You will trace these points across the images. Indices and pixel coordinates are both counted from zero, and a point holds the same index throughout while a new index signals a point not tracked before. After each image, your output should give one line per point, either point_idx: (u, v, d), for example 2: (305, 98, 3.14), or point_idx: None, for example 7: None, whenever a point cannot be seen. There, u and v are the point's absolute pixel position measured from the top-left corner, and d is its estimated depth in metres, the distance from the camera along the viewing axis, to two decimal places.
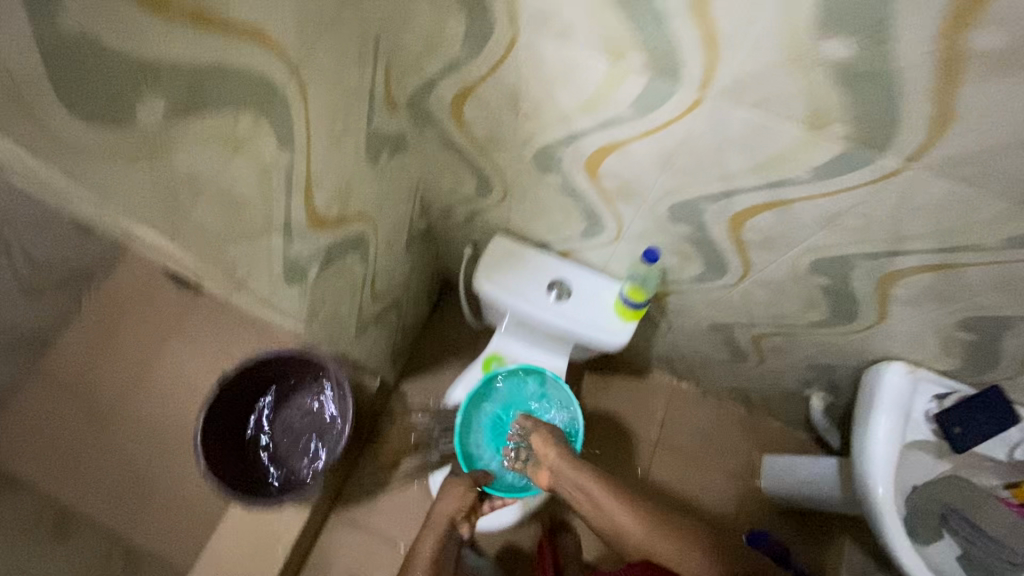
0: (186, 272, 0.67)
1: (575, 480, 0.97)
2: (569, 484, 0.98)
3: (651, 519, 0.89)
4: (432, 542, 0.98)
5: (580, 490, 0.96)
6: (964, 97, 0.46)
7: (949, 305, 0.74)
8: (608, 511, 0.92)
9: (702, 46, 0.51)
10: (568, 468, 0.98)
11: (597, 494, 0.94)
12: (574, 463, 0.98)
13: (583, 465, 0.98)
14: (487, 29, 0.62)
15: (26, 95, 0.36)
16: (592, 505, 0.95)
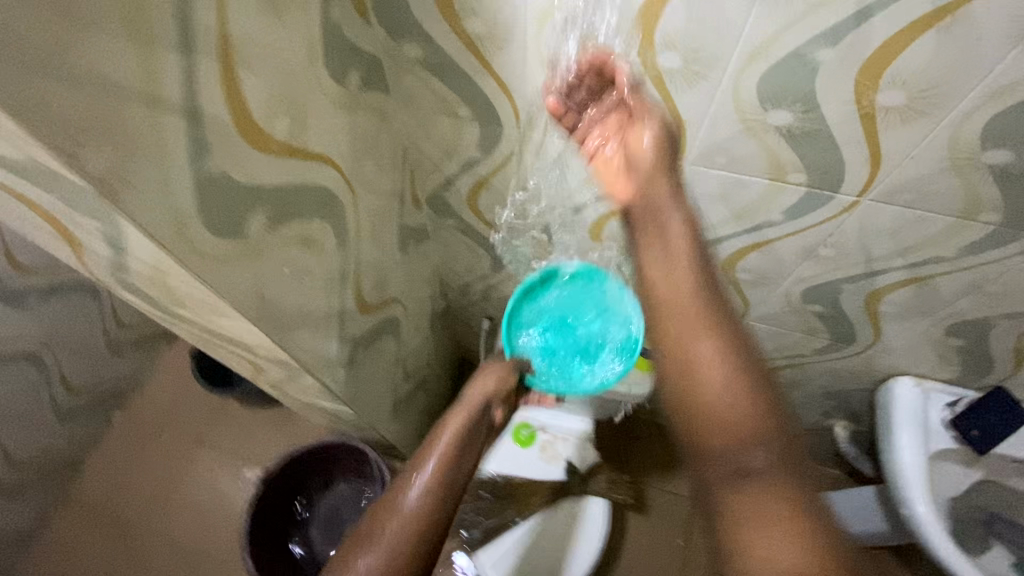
0: (248, 362, 0.74)
1: (660, 279, 0.56)
2: (645, 285, 0.58)
3: (749, 375, 0.49)
4: (442, 449, 0.65)
5: (658, 294, 0.56)
6: (890, 141, 0.57)
7: (932, 316, 0.82)
8: (682, 334, 0.52)
9: (674, 125, 0.64)
10: (658, 263, 0.57)
11: (679, 304, 0.54)
12: (666, 260, 0.57)
13: (686, 266, 0.56)
14: (495, 134, 0.75)
15: (186, 232, 0.44)
16: (671, 316, 0.54)
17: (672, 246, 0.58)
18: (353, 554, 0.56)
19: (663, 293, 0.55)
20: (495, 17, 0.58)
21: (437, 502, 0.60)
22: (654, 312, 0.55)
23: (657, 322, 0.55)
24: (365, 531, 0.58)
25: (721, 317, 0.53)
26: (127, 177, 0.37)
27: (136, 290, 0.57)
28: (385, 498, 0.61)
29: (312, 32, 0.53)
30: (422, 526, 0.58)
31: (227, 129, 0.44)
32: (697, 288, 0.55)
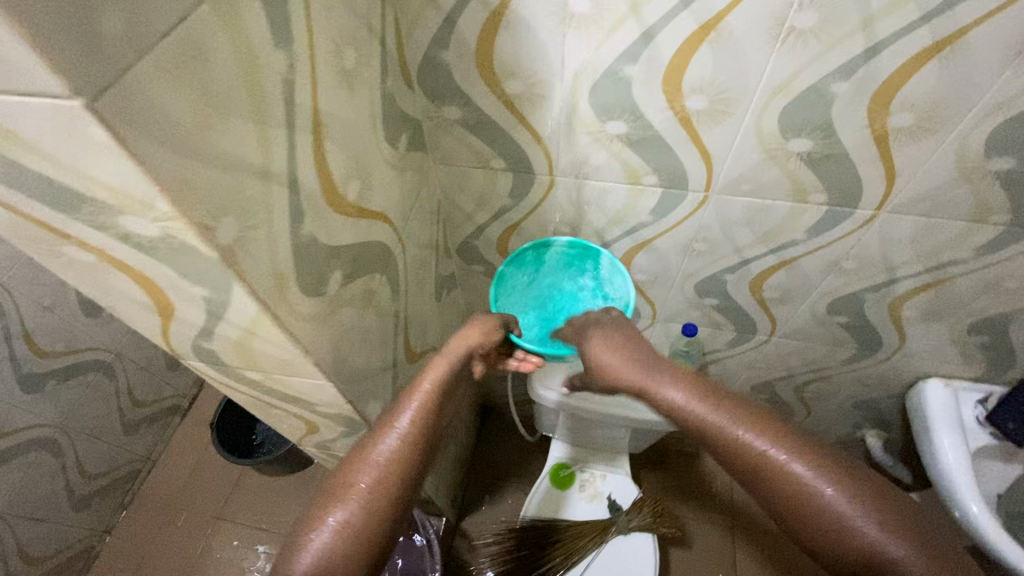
0: (302, 422, 0.74)
1: (750, 447, 0.56)
2: (733, 457, 0.57)
3: (889, 522, 0.50)
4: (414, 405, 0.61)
5: (753, 466, 0.56)
6: (902, 156, 0.63)
7: (952, 317, 0.87)
8: (801, 501, 0.53)
9: (701, 159, 0.69)
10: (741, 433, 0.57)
11: (782, 470, 0.54)
12: (746, 427, 0.57)
13: (766, 425, 0.57)
14: (528, 182, 0.80)
15: (284, 291, 0.46)
16: (780, 485, 0.54)
17: (744, 412, 0.58)
18: (318, 513, 0.54)
19: (759, 462, 0.55)
20: (532, 77, 0.64)
21: (401, 461, 0.57)
22: (758, 483, 0.55)
23: (767, 494, 0.55)
24: (333, 490, 0.55)
25: (824, 465, 0.54)
26: (246, 243, 0.40)
27: (210, 358, 0.58)
28: (353, 461, 0.57)
29: (373, 102, 0.57)
30: (388, 487, 0.55)
31: (315, 194, 0.48)
32: (789, 445, 0.55)
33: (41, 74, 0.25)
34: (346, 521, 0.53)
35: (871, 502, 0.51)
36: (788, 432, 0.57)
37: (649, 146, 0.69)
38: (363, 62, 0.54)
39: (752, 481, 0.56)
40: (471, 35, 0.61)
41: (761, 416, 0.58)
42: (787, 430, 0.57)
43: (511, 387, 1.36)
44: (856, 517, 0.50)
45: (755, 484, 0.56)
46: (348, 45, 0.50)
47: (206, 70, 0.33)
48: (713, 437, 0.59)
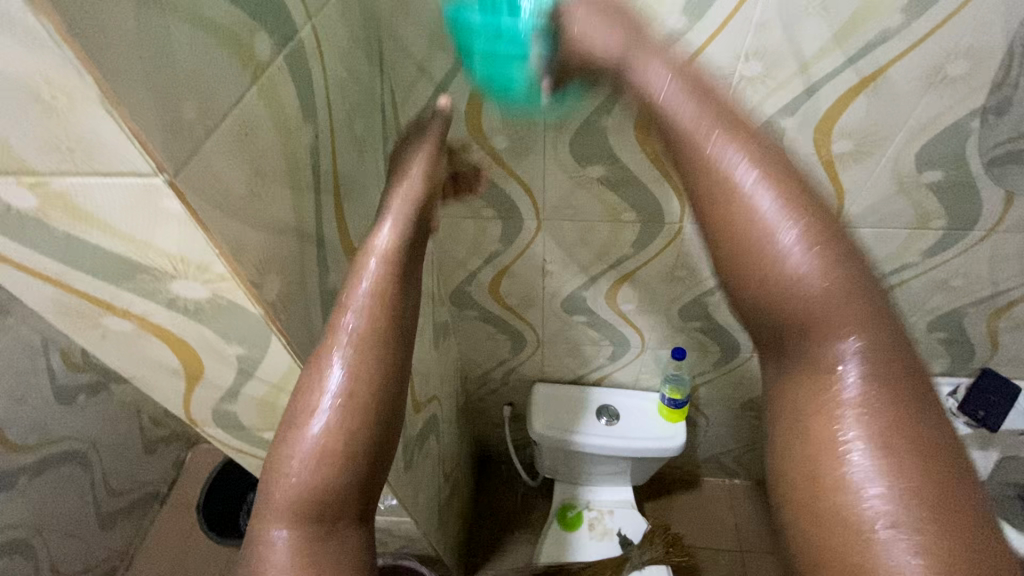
0: None
1: (720, 167, 0.40)
2: (691, 178, 0.42)
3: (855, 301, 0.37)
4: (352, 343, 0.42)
5: (718, 189, 0.40)
6: (848, 177, 0.72)
7: (912, 317, 0.94)
8: (750, 250, 0.38)
9: (674, 193, 0.76)
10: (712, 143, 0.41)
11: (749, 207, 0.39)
12: (720, 142, 0.41)
13: (755, 150, 0.40)
14: (517, 226, 0.85)
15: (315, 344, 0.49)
16: (740, 223, 0.39)
17: (727, 123, 0.41)
18: (260, 532, 0.40)
19: (728, 188, 0.40)
20: (517, 133, 0.71)
21: (346, 451, 0.40)
22: (710, 219, 0.40)
23: (712, 231, 0.40)
24: (266, 499, 0.40)
25: (803, 215, 0.38)
26: (284, 299, 0.43)
27: (229, 421, 0.58)
28: (275, 457, 0.41)
29: (377, 163, 0.62)
30: (342, 488, 0.40)
31: (337, 251, 0.51)
32: (772, 177, 0.39)
33: (132, 157, 0.28)
34: (298, 543, 0.39)
35: (844, 271, 0.37)
36: (783, 167, 0.40)
37: (626, 186, 0.76)
38: (368, 128, 0.59)
39: (702, 218, 0.41)
40: (461, 99, 0.67)
41: (752, 138, 0.41)
42: (781, 165, 0.40)
43: (509, 432, 1.35)
44: (813, 284, 0.37)
45: (706, 219, 0.41)
46: (357, 115, 0.56)
47: (255, 145, 0.37)
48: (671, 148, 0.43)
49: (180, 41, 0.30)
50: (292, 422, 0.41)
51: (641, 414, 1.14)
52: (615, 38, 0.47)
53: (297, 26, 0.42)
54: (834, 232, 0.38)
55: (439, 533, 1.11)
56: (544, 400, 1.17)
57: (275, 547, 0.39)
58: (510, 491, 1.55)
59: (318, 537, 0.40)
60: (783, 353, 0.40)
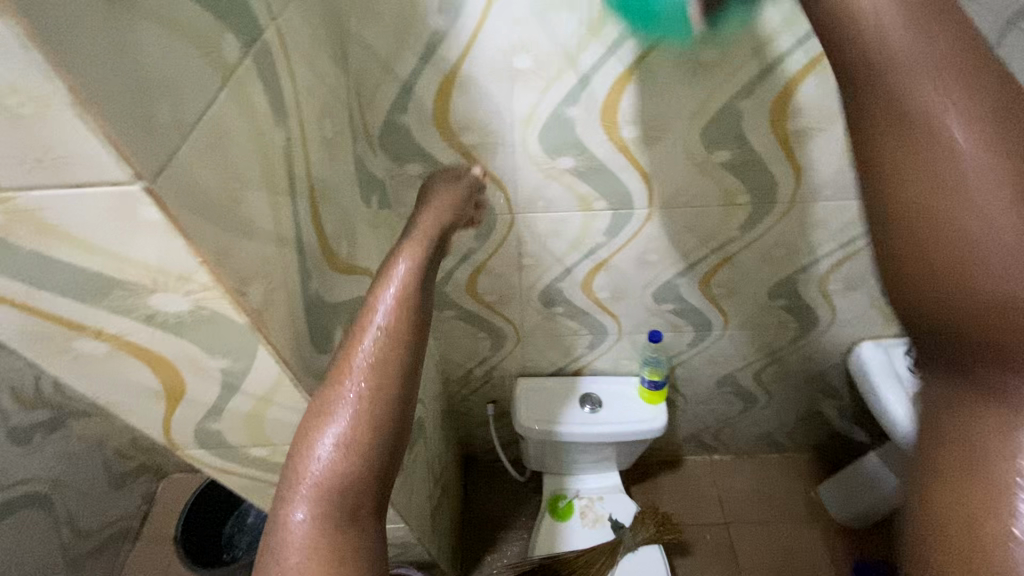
0: None
1: (940, 122, 0.31)
2: (879, 130, 0.33)
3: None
4: (378, 342, 0.45)
5: (920, 148, 0.32)
6: (802, 153, 0.75)
7: (868, 285, 0.99)
8: (952, 230, 0.31)
9: (642, 179, 0.78)
10: (924, 82, 0.31)
11: (964, 179, 0.31)
12: (935, 90, 0.31)
13: (980, 99, 0.31)
14: (490, 222, 0.85)
15: (301, 350, 0.48)
16: (942, 201, 0.31)
17: (955, 62, 0.31)
18: (282, 517, 0.42)
19: (941, 151, 0.31)
20: (486, 129, 0.71)
21: (366, 442, 0.42)
22: (900, 186, 0.33)
23: (893, 193, 0.33)
24: (291, 484, 0.43)
25: None
26: (269, 307, 0.42)
27: (213, 440, 0.56)
28: (303, 444, 0.43)
29: (347, 165, 0.61)
30: (362, 476, 0.42)
31: (317, 256, 0.51)
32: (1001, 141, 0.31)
33: (106, 166, 0.28)
34: (315, 528, 0.41)
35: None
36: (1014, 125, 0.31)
37: (596, 175, 0.78)
38: (337, 131, 0.58)
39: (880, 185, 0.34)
40: (428, 98, 0.67)
41: (979, 82, 0.31)
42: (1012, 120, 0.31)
43: (494, 430, 1.35)
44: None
45: (887, 185, 0.33)
46: (326, 118, 0.55)
47: (229, 150, 0.36)
48: (857, 87, 0.34)
49: (148, 43, 0.29)
50: (319, 413, 0.43)
51: (622, 398, 1.16)
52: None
53: (261, 26, 0.41)
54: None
55: (433, 537, 1.11)
56: (531, 392, 1.18)
57: (295, 530, 0.41)
58: (499, 489, 1.55)
59: (333, 524, 0.41)
60: (960, 361, 0.34)
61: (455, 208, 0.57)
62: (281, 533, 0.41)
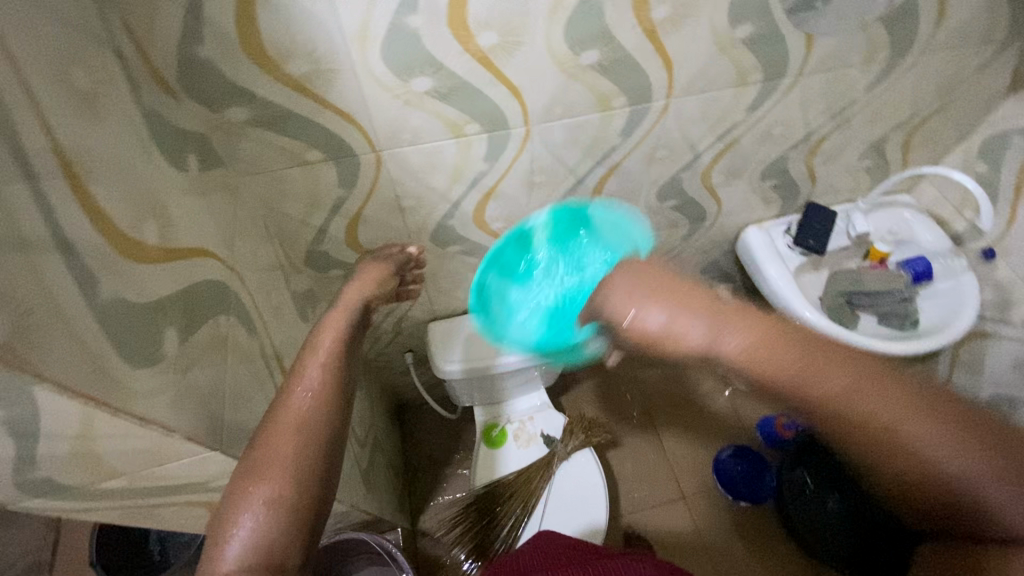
0: (200, 509, 0.63)
1: (900, 432, 0.40)
2: (848, 439, 0.42)
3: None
4: (310, 394, 0.50)
5: (905, 459, 0.40)
6: (671, 45, 0.70)
7: (747, 174, 1.00)
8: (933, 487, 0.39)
9: (511, 93, 0.70)
10: (895, 422, 0.40)
11: (933, 465, 0.39)
12: (878, 395, 0.41)
13: (905, 387, 0.41)
14: (353, 165, 0.74)
15: (106, 369, 0.39)
16: (933, 488, 0.39)
17: (880, 375, 0.42)
18: (212, 565, 0.42)
19: (921, 469, 0.39)
20: (315, 53, 0.59)
21: (297, 493, 0.45)
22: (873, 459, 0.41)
23: (887, 467, 0.41)
24: (217, 539, 0.43)
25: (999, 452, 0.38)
26: (33, 342, 0.33)
27: (48, 491, 0.46)
28: (233, 496, 0.44)
29: (127, 123, 0.48)
30: (292, 521, 0.44)
31: (102, 250, 0.40)
32: (948, 426, 0.39)
33: None
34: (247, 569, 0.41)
35: None
36: (954, 405, 0.40)
37: (460, 95, 0.68)
38: (99, 81, 0.45)
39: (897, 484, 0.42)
40: (226, 21, 0.53)
41: (899, 385, 0.41)
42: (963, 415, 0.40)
43: (416, 376, 1.31)
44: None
45: (897, 483, 0.41)
46: (69, 63, 0.41)
47: None
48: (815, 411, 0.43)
49: None
50: (253, 464, 0.45)
51: None
52: (696, 327, 0.47)
53: None
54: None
55: (372, 496, 1.08)
56: (449, 334, 1.12)
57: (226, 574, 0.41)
58: (435, 431, 1.55)
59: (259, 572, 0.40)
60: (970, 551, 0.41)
61: (380, 278, 0.68)
62: (219, 555, 0.42)
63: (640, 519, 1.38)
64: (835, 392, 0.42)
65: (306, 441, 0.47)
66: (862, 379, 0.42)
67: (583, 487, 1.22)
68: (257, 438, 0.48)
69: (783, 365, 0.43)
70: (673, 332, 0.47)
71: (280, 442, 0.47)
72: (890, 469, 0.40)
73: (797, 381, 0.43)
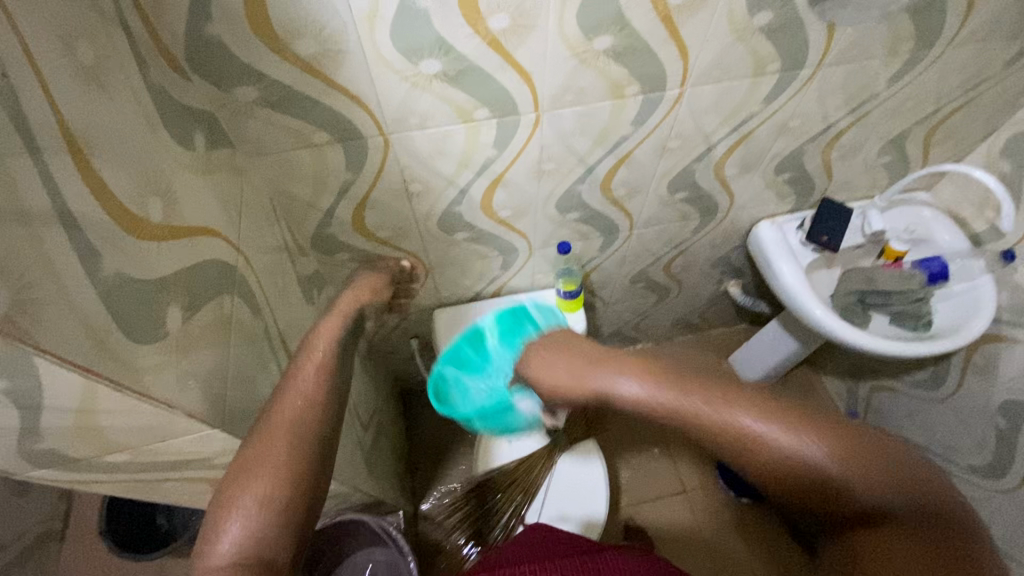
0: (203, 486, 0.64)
1: (735, 423, 0.48)
2: (711, 444, 0.50)
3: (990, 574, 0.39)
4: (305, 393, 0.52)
5: (749, 451, 0.47)
6: (687, 32, 0.69)
7: (761, 168, 0.98)
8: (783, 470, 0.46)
9: (521, 78, 0.69)
10: (733, 419, 0.49)
11: (771, 448, 0.46)
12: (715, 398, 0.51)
13: (739, 390, 0.51)
14: (360, 149, 0.74)
15: (108, 344, 0.39)
16: (781, 473, 0.46)
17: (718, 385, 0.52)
18: (203, 558, 0.42)
19: (783, 460, 0.46)
20: (324, 34, 0.58)
21: (291, 492, 0.45)
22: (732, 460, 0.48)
23: (740, 463, 0.48)
24: (209, 533, 0.43)
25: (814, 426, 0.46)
26: (34, 317, 0.33)
27: (53, 463, 0.47)
28: (225, 493, 0.44)
29: (133, 99, 0.48)
30: (286, 519, 0.44)
31: (106, 226, 0.40)
32: (771, 413, 0.48)
33: None
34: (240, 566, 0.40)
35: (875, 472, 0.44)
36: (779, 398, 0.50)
37: (469, 79, 0.67)
38: (106, 58, 0.45)
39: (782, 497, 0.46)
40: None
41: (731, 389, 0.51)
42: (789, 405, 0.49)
43: (421, 363, 1.32)
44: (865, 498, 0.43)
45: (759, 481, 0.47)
46: (74, 38, 0.41)
47: None
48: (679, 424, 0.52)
49: None
50: (245, 463, 0.46)
51: None
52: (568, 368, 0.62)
53: None
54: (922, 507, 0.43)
55: (374, 478, 1.09)
56: (453, 323, 1.13)
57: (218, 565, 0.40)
58: (439, 417, 1.56)
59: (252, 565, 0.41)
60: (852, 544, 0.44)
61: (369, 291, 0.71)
62: (211, 549, 0.42)
63: (640, 512, 1.38)
64: (683, 403, 0.52)
65: (302, 442, 0.49)
66: (700, 389, 0.52)
67: (583, 477, 1.21)
68: (251, 438, 0.48)
69: (643, 382, 0.55)
70: (585, 385, 0.60)
71: (276, 441, 0.48)
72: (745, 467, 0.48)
73: (656, 402, 0.53)
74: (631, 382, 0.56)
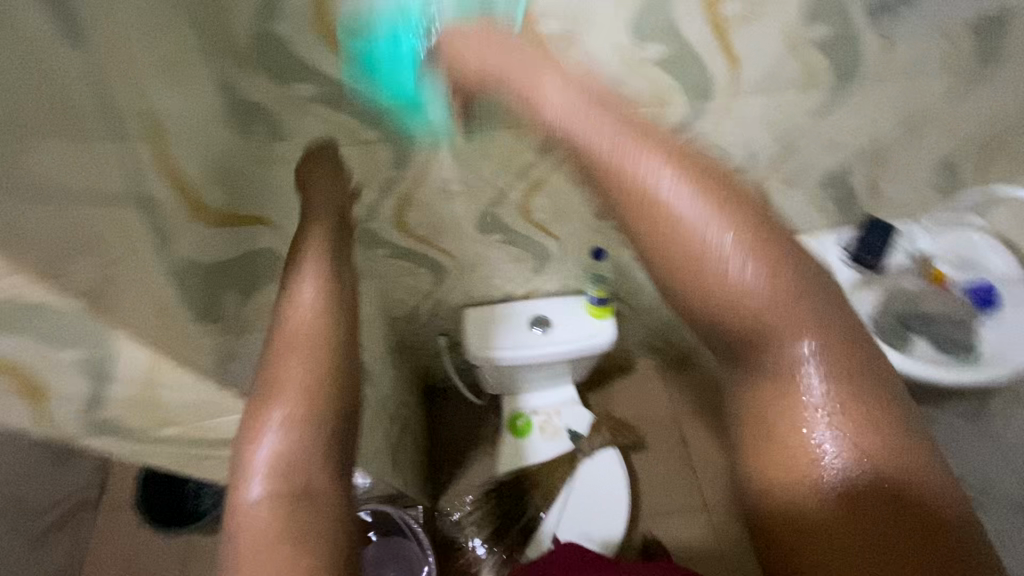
0: None
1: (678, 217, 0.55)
2: (652, 232, 0.56)
3: (923, 495, 0.45)
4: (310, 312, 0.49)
5: (686, 244, 0.54)
6: (739, 42, 0.68)
7: (806, 182, 0.96)
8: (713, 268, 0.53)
9: None
10: (679, 210, 0.55)
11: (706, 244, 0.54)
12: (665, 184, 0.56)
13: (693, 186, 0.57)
14: (407, 147, 0.76)
15: (173, 322, 0.41)
16: (706, 263, 0.53)
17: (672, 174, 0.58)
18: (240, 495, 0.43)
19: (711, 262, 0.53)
20: (383, 35, 0.60)
21: (316, 416, 0.45)
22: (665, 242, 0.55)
23: (673, 245, 0.55)
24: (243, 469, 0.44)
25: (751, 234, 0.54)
26: (111, 290, 0.36)
27: (110, 433, 0.49)
28: (248, 427, 0.45)
29: (204, 92, 0.51)
30: (317, 443, 0.45)
31: (177, 211, 0.42)
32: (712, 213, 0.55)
33: None
34: (277, 507, 0.42)
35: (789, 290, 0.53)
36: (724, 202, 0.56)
37: None
38: (184, 52, 0.47)
39: (748, 358, 0.54)
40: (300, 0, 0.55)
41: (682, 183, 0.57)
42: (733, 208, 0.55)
43: (448, 360, 1.33)
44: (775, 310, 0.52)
45: (686, 274, 0.55)
46: (161, 34, 0.44)
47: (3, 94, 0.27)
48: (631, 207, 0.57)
49: None
50: (264, 396, 0.46)
51: (569, 315, 1.14)
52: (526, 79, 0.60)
53: None
54: (920, 454, 0.47)
55: (398, 470, 1.11)
56: (482, 323, 1.13)
57: (255, 503, 0.42)
58: (462, 416, 1.57)
59: (289, 495, 0.42)
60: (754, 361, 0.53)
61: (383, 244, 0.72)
62: (243, 488, 0.43)
63: (658, 526, 1.37)
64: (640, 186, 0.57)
65: (318, 367, 0.47)
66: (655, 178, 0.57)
67: (603, 493, 1.23)
68: (267, 364, 0.48)
69: (607, 162, 0.59)
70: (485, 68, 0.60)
71: (289, 364, 0.47)
72: (675, 254, 0.55)
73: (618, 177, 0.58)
74: (597, 139, 0.59)
